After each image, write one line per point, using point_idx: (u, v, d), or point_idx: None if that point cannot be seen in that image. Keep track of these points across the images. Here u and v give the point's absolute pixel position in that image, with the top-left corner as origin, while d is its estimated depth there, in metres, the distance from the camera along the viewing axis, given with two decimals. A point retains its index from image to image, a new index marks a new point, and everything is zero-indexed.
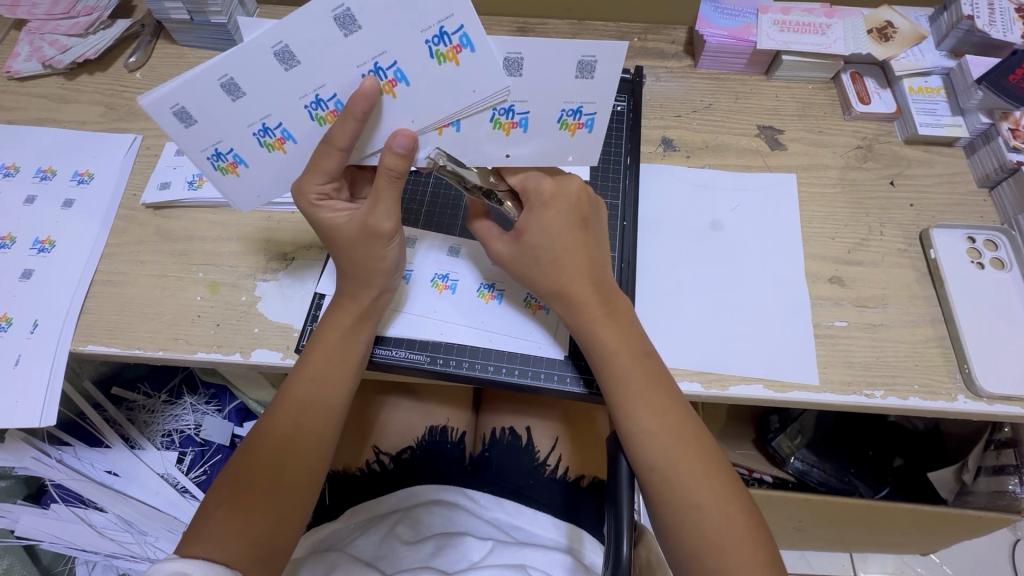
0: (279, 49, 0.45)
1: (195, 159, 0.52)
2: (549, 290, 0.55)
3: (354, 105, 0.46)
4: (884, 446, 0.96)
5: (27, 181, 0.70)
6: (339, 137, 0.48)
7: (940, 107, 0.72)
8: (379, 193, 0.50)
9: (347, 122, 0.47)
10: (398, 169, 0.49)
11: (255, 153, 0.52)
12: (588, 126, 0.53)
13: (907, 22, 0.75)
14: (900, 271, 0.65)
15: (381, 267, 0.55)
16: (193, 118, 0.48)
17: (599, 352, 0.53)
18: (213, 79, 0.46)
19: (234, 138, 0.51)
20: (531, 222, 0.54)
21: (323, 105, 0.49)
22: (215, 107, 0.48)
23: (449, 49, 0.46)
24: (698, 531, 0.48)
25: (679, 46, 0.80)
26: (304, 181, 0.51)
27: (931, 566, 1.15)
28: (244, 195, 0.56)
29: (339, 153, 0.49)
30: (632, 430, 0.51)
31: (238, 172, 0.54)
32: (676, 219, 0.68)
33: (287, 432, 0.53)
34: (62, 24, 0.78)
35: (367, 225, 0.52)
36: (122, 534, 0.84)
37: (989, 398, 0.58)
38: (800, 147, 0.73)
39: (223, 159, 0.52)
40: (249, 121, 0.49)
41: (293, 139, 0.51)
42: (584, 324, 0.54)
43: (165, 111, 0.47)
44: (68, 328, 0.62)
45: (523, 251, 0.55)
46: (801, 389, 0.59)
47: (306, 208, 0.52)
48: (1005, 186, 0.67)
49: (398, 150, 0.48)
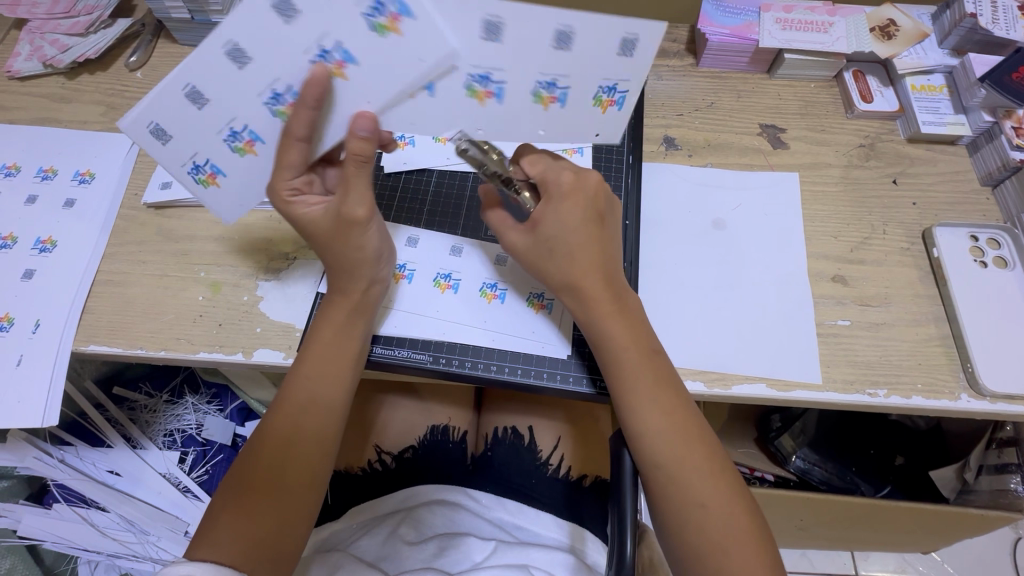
0: (229, 48, 0.46)
1: (176, 173, 0.53)
2: (562, 283, 0.54)
3: (305, 93, 0.46)
4: (886, 445, 0.96)
5: (28, 181, 0.70)
6: (297, 128, 0.48)
7: (943, 105, 0.72)
8: (350, 179, 0.50)
9: (302, 112, 0.47)
10: (365, 153, 0.48)
11: (228, 160, 0.53)
12: (620, 103, 0.52)
13: (910, 20, 0.74)
14: (903, 270, 0.65)
15: (361, 258, 0.54)
16: (166, 133, 0.50)
17: (611, 347, 0.53)
18: (177, 91, 0.48)
19: (207, 148, 0.52)
20: (549, 214, 0.53)
21: (281, 100, 0.49)
22: (182, 119, 0.50)
23: (388, 19, 0.44)
24: (702, 531, 0.48)
25: (682, 44, 0.80)
26: (275, 180, 0.51)
27: (933, 564, 1.14)
28: (228, 207, 0.57)
29: (299, 144, 0.49)
30: (639, 427, 0.51)
31: (219, 182, 0.55)
32: (678, 217, 0.68)
33: (290, 432, 0.53)
34: (63, 23, 0.78)
35: (342, 215, 0.51)
36: (126, 534, 0.84)
37: (992, 397, 0.58)
38: (802, 145, 0.72)
39: (202, 172, 0.53)
40: (217, 128, 0.50)
41: (262, 141, 0.52)
42: (596, 318, 0.53)
43: (142, 131, 0.50)
44: (70, 328, 0.62)
45: (539, 242, 0.55)
46: (803, 388, 0.59)
47: (281, 207, 0.52)
48: (1009, 184, 0.67)
49: (362, 134, 0.48)
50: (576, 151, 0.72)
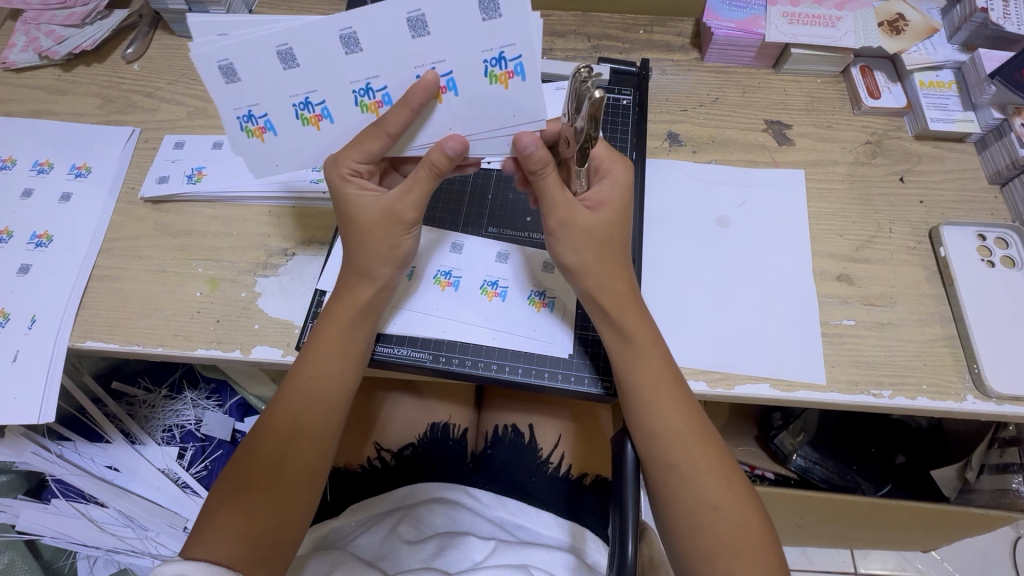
0: (346, 33, 0.47)
1: (227, 117, 0.51)
2: (595, 274, 0.52)
3: (412, 95, 0.47)
4: (886, 443, 0.95)
5: (24, 174, 0.69)
6: (392, 124, 0.48)
7: (951, 101, 0.71)
8: (415, 183, 0.51)
9: (402, 110, 0.48)
10: (441, 168, 0.50)
11: (287, 124, 0.52)
12: None
13: (920, 16, 0.73)
14: (909, 269, 0.64)
15: (392, 255, 0.54)
16: (237, 76, 0.49)
17: (633, 344, 0.52)
18: (272, 45, 0.47)
19: (271, 103, 0.51)
20: (608, 195, 0.53)
21: (371, 94, 0.50)
22: (263, 70, 0.49)
23: (503, 73, 0.47)
24: (713, 531, 0.47)
25: (686, 39, 0.79)
26: (342, 155, 0.51)
27: (933, 563, 1.14)
28: (264, 164, 0.55)
29: (387, 138, 0.49)
30: (654, 426, 0.50)
31: (265, 138, 0.53)
32: (682, 216, 0.67)
33: (289, 427, 0.52)
34: (58, 14, 0.77)
35: (393, 210, 0.52)
36: (123, 530, 0.84)
37: (998, 398, 0.57)
38: (808, 142, 0.71)
39: (253, 122, 0.52)
40: (292, 92, 0.50)
41: (330, 119, 0.52)
42: (622, 314, 0.52)
43: (213, 64, 0.48)
44: (66, 323, 0.61)
45: (601, 224, 0.52)
46: (808, 388, 0.59)
47: (336, 180, 0.52)
48: (1017, 182, 0.66)
49: (450, 153, 0.50)
50: None
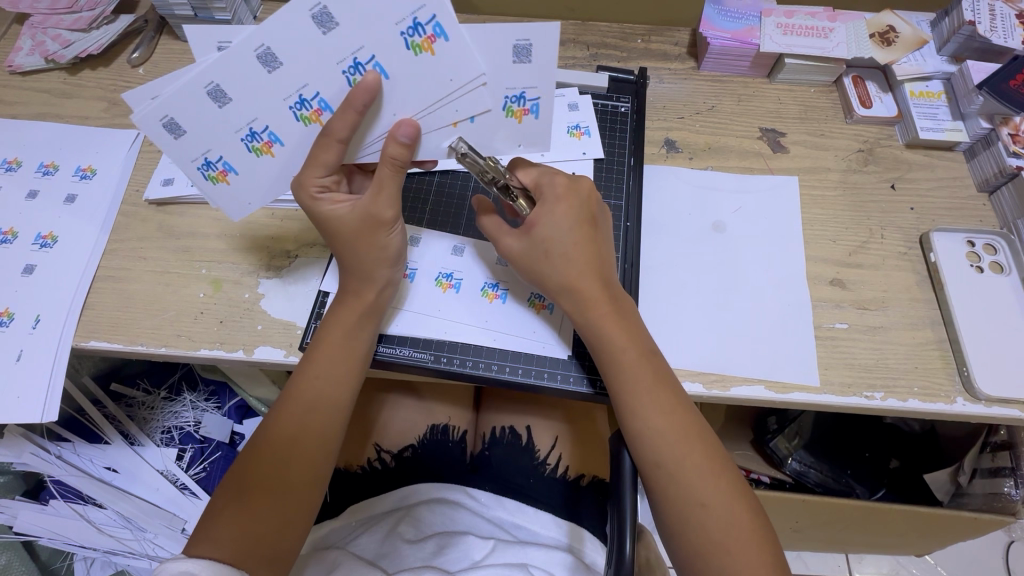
0: (210, 89, 0.49)
1: (186, 170, 0.54)
2: (558, 284, 0.55)
3: (354, 97, 0.48)
4: (881, 448, 0.96)
5: (28, 176, 0.70)
6: (340, 129, 0.49)
7: (941, 111, 0.73)
8: (382, 181, 0.52)
9: (347, 114, 0.48)
10: (402, 158, 0.51)
11: (244, 160, 0.54)
12: (588, 133, 0.72)
13: (909, 28, 0.75)
14: (900, 274, 0.66)
15: (380, 256, 0.56)
16: (181, 128, 0.51)
17: (608, 349, 0.53)
18: (201, 88, 0.48)
19: (221, 146, 0.53)
20: (543, 215, 0.55)
21: (307, 105, 0.50)
22: (204, 115, 0.50)
23: (424, 39, 0.47)
24: (703, 530, 0.48)
25: (683, 48, 0.80)
26: (304, 174, 0.52)
27: (925, 567, 1.15)
28: (236, 204, 0.58)
29: (338, 145, 0.50)
30: (637, 427, 0.52)
31: (229, 180, 0.56)
32: (680, 221, 0.68)
33: (293, 431, 0.53)
34: (64, 18, 0.78)
35: (369, 215, 0.53)
36: (122, 530, 0.84)
37: (987, 400, 0.59)
38: (801, 149, 0.73)
39: (213, 168, 0.54)
40: (237, 127, 0.51)
41: (281, 143, 0.53)
42: (593, 320, 0.54)
43: (155, 123, 0.50)
44: (70, 323, 0.62)
45: (535, 242, 0.55)
46: (801, 390, 0.60)
47: (306, 201, 0.53)
48: (1005, 190, 0.68)
49: (403, 140, 0.50)
50: (585, 133, 0.72)
